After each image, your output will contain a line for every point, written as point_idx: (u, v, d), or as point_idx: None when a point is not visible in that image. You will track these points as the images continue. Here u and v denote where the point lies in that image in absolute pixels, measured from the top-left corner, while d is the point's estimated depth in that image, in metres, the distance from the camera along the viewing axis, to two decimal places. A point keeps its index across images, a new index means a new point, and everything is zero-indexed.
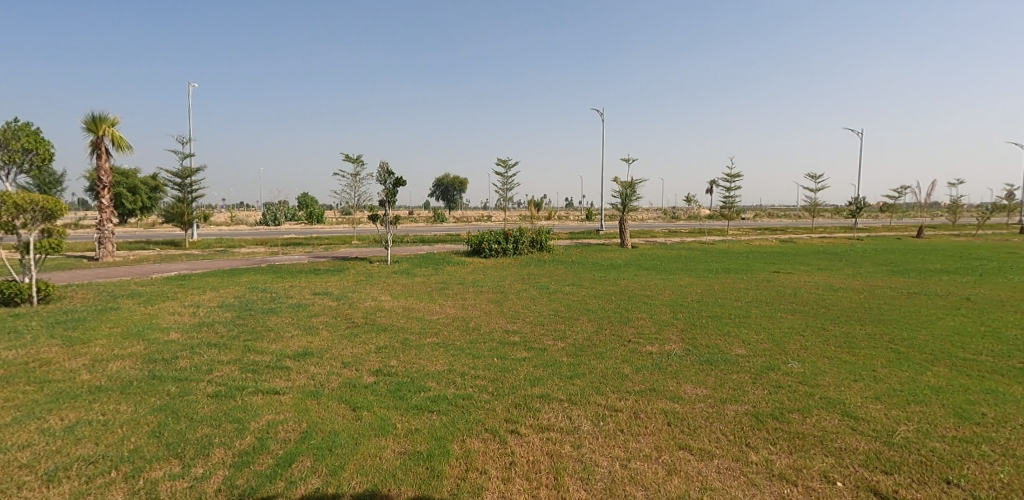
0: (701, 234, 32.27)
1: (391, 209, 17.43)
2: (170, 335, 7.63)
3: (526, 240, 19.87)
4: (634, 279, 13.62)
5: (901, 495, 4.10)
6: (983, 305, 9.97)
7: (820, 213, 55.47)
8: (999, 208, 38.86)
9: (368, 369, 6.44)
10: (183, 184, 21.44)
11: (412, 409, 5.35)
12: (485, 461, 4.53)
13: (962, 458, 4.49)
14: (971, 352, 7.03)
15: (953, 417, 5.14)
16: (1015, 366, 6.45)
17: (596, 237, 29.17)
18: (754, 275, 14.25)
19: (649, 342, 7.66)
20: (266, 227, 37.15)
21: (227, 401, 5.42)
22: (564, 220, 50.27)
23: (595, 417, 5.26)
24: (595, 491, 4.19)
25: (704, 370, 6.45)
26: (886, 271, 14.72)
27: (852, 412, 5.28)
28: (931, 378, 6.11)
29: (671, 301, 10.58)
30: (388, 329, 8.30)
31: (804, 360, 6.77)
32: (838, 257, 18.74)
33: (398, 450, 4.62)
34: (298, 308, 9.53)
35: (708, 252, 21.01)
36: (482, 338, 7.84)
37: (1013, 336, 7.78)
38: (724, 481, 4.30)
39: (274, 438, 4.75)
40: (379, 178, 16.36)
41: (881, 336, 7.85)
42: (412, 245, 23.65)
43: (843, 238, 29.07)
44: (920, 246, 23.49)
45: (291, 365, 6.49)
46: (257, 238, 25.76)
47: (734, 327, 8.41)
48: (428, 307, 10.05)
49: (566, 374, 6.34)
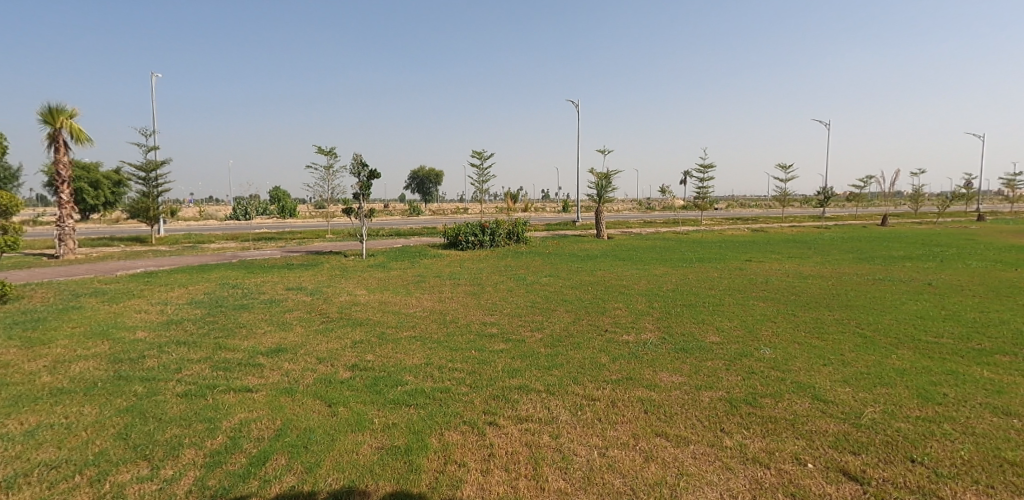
0: (674, 225, 32.54)
1: (366, 202, 17.20)
2: (136, 334, 7.43)
3: (503, 232, 19.79)
4: (611, 269, 13.76)
5: (869, 474, 4.20)
6: (943, 289, 10.30)
7: (790, 204, 56.89)
8: (960, 196, 40.10)
9: (345, 364, 6.36)
10: (148, 178, 20.79)
11: (390, 404, 5.29)
12: (464, 453, 4.52)
13: (926, 437, 4.63)
14: (933, 335, 7.25)
15: (916, 398, 5.30)
16: (974, 348, 6.67)
17: (573, 229, 29.19)
18: (727, 264, 14.47)
19: (626, 331, 7.73)
20: (237, 223, 36.33)
21: (197, 401, 5.29)
22: (542, 212, 50.02)
23: (573, 407, 5.27)
24: (573, 480, 4.20)
25: (679, 358, 6.53)
26: (853, 259, 15.10)
27: (821, 395, 5.40)
28: (896, 361, 6.28)
29: (647, 291, 10.71)
30: (364, 323, 8.20)
31: (776, 346, 6.92)
32: (807, 246, 19.06)
33: (376, 445, 4.58)
34: (271, 304, 9.36)
35: (681, 242, 21.21)
36: (460, 331, 7.82)
37: (974, 319, 8.04)
38: (700, 466, 4.35)
39: (247, 437, 4.66)
40: (353, 170, 16.17)
41: (849, 321, 8.06)
42: (387, 238, 23.50)
43: (811, 227, 29.77)
44: (883, 233, 24.18)
45: (264, 362, 6.35)
46: (227, 234, 25.18)
47: (709, 315, 8.53)
48: (404, 300, 9.97)
49: (544, 364, 6.35)
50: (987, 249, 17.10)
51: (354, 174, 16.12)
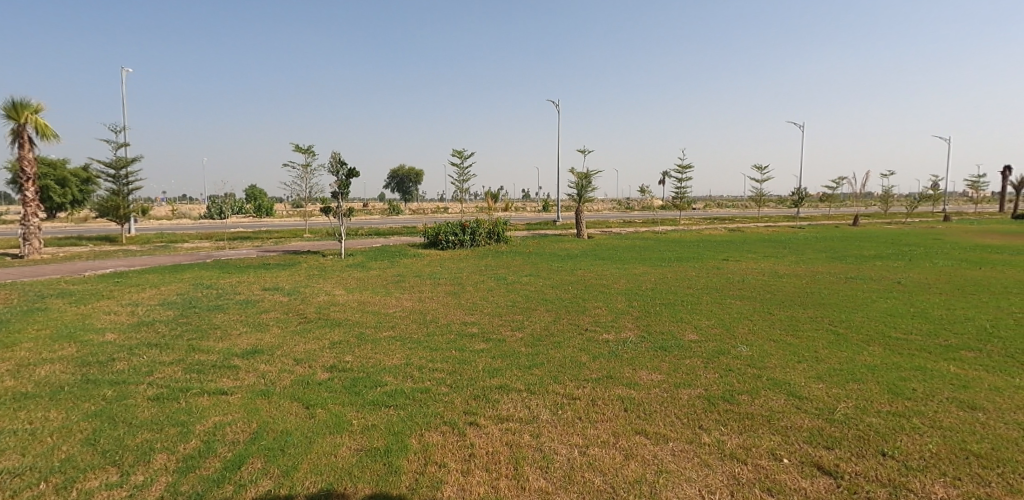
0: (652, 225, 32.77)
1: (344, 201, 17.00)
2: (106, 336, 7.22)
3: (483, 232, 19.73)
4: (591, 268, 13.81)
5: (842, 469, 4.27)
6: (912, 287, 10.55)
7: (765, 205, 57.84)
8: (928, 197, 41.10)
9: (322, 365, 6.26)
10: (117, 175, 20.26)
11: (369, 405, 5.22)
12: (444, 454, 4.48)
13: (896, 431, 4.72)
14: (902, 332, 7.42)
15: (887, 393, 5.40)
16: (941, 344, 6.84)
17: (553, 229, 29.25)
18: (705, 263, 14.64)
19: (606, 330, 7.77)
20: (211, 222, 35.59)
21: (170, 404, 5.16)
22: (521, 211, 49.98)
23: (553, 406, 5.27)
24: (554, 479, 4.19)
25: (658, 356, 6.58)
26: (826, 258, 15.36)
27: (796, 391, 5.47)
28: (867, 357, 6.41)
29: (627, 290, 10.78)
30: (343, 323, 8.10)
31: (752, 343, 7.01)
32: (782, 245, 19.37)
33: (355, 447, 4.51)
34: (246, 305, 9.18)
35: (660, 242, 21.40)
36: (440, 330, 7.77)
37: (941, 315, 8.25)
38: (679, 463, 4.37)
39: (221, 440, 4.56)
40: (331, 169, 15.98)
41: (821, 319, 8.19)
42: (366, 238, 23.26)
43: (786, 227, 30.26)
44: (855, 233, 24.66)
45: (239, 364, 6.23)
46: (201, 233, 24.63)
47: (687, 314, 8.61)
48: (384, 300, 9.88)
49: (525, 364, 6.34)
50: (953, 249, 17.58)
51: (332, 172, 15.94)
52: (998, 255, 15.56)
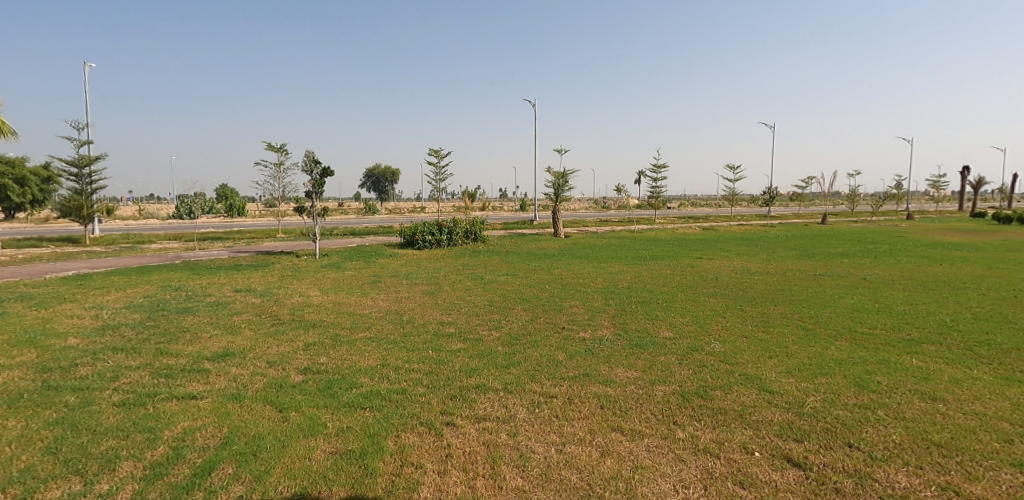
0: (628, 224, 33.05)
1: (319, 200, 16.76)
2: (68, 341, 6.98)
3: (460, 231, 19.66)
4: (567, 267, 13.87)
5: (811, 460, 4.35)
6: (877, 283, 10.85)
7: (737, 204, 58.82)
8: (893, 197, 42.29)
9: (296, 367, 6.16)
10: (80, 175, 19.65)
11: (344, 407, 5.15)
12: (421, 455, 4.44)
13: (862, 423, 4.84)
14: (868, 326, 7.62)
15: (853, 386, 5.54)
16: (904, 338, 7.05)
17: (530, 228, 29.30)
18: (679, 261, 14.82)
19: (582, 328, 7.81)
20: (180, 222, 34.77)
21: (137, 410, 5.02)
22: (498, 211, 49.90)
23: (530, 405, 5.27)
24: (531, 478, 4.19)
25: (634, 353, 6.64)
26: (796, 255, 15.69)
27: (767, 386, 5.57)
28: (835, 351, 6.56)
29: (603, 288, 10.85)
30: (318, 325, 7.99)
31: (725, 339, 7.12)
32: (754, 243, 19.72)
33: (329, 450, 4.44)
34: (217, 307, 8.99)
35: (635, 240, 21.60)
36: (416, 331, 7.71)
37: (904, 310, 8.50)
38: (655, 459, 4.41)
39: (191, 446, 4.45)
40: (305, 168, 15.74)
41: (792, 315, 8.37)
42: (341, 238, 22.97)
43: (758, 225, 30.80)
44: (823, 231, 25.25)
45: (210, 368, 6.10)
46: (170, 233, 24.00)
47: (662, 312, 8.71)
48: (359, 300, 9.77)
49: (502, 362, 6.33)
50: (916, 246, 18.14)
51: (306, 172, 15.71)
52: (958, 252, 16.09)
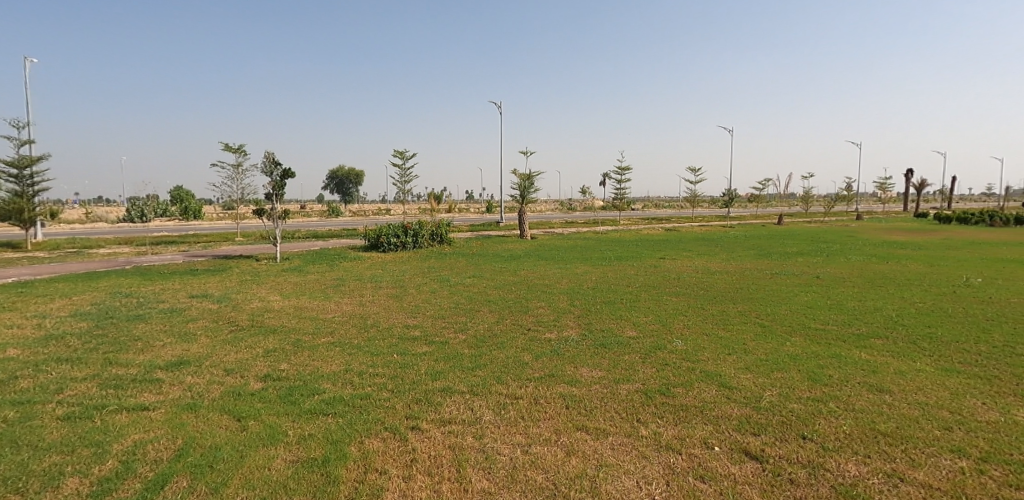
0: (593, 225, 33.39)
1: (279, 203, 16.39)
2: (8, 352, 6.64)
3: (426, 233, 19.51)
4: (533, 268, 13.93)
5: (768, 453, 4.47)
6: (830, 281, 11.25)
7: (698, 205, 60.11)
8: (844, 198, 43.92)
9: (255, 375, 6.00)
10: (21, 176, 18.71)
11: (305, 415, 5.04)
12: (385, 461, 4.39)
13: (815, 415, 5.00)
14: (821, 322, 7.89)
15: (807, 380, 5.72)
16: (855, 333, 7.33)
17: (496, 229, 29.31)
18: (643, 261, 15.06)
19: (548, 329, 7.85)
20: (132, 225, 33.46)
21: (84, 423, 4.81)
22: (463, 212, 49.71)
23: (496, 406, 5.26)
24: (497, 479, 4.18)
25: (599, 353, 6.70)
26: (754, 255, 16.13)
27: (726, 382, 5.71)
28: (790, 347, 6.77)
29: (568, 289, 10.93)
30: (278, 330, 7.80)
31: (687, 337, 7.26)
32: (715, 244, 20.19)
33: (290, 459, 4.34)
34: (171, 314, 8.68)
35: (600, 241, 21.86)
36: (381, 334, 7.62)
37: (854, 306, 8.84)
38: (618, 456, 4.46)
39: (142, 459, 4.29)
40: (264, 169, 15.37)
41: (750, 312, 8.60)
42: (303, 241, 22.50)
43: (718, 226, 31.60)
44: (780, 231, 26.05)
45: (163, 377, 5.89)
46: (121, 237, 23.05)
47: (626, 311, 8.82)
48: (322, 305, 9.58)
49: (468, 365, 6.31)
50: (865, 244, 18.88)
51: (266, 173, 15.34)
52: (904, 250, 16.83)
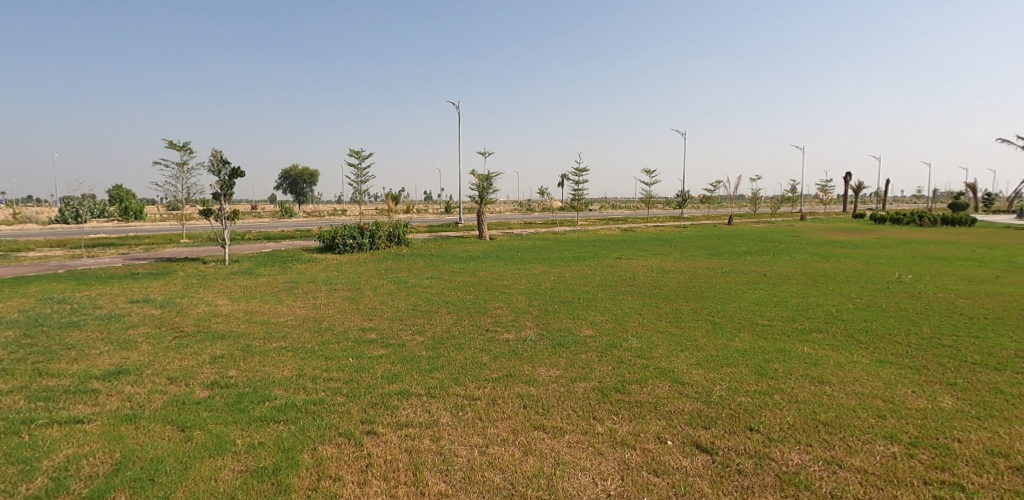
0: (550, 226, 33.63)
1: (228, 203, 15.84)
2: None
3: (382, 234, 19.22)
4: (491, 269, 13.93)
5: (718, 445, 4.60)
6: (777, 279, 11.68)
7: (653, 206, 61.38)
8: (789, 200, 45.70)
9: (201, 382, 5.77)
10: None
11: (255, 422, 4.88)
12: (339, 467, 4.29)
13: (762, 407, 5.17)
14: (767, 318, 8.18)
15: (755, 374, 5.91)
16: (798, 328, 7.63)
17: (454, 230, 29.14)
18: (599, 261, 15.26)
19: (506, 329, 7.85)
20: (67, 227, 31.64)
21: (10, 439, 4.51)
22: (420, 213, 49.21)
23: (453, 408, 5.23)
24: (454, 481, 4.15)
25: (556, 352, 6.74)
26: (706, 254, 16.59)
27: (679, 378, 5.84)
28: (739, 343, 6.99)
29: (526, 289, 10.97)
30: (226, 335, 7.53)
31: (641, 335, 7.40)
32: (668, 244, 20.67)
33: (238, 469, 4.19)
34: (109, 320, 8.26)
35: (557, 242, 22.04)
36: (336, 338, 7.45)
37: (798, 303, 9.20)
38: (574, 454, 4.50)
39: (76, 475, 4.06)
40: (212, 168, 14.83)
41: (702, 310, 8.83)
42: (254, 242, 21.81)
43: (671, 226, 32.36)
44: (729, 231, 26.88)
45: (100, 387, 5.59)
46: (53, 240, 21.80)
47: (583, 311, 8.92)
48: (274, 308, 9.31)
49: (425, 367, 6.24)
50: (808, 244, 19.70)
51: (213, 172, 14.80)
52: (844, 249, 17.63)
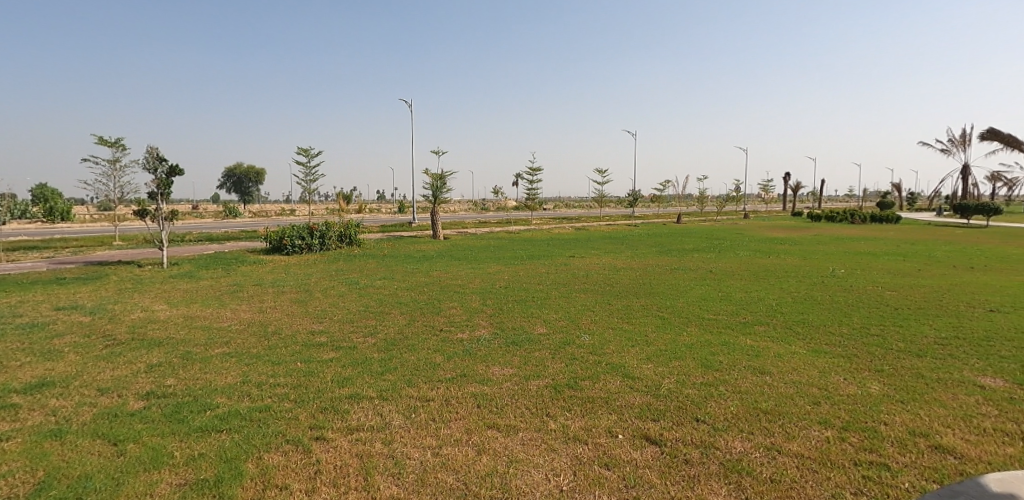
0: (504, 225, 33.65)
1: (166, 203, 15.09)
2: None
3: (333, 234, 18.76)
4: (445, 269, 13.81)
5: (666, 437, 4.69)
6: (723, 274, 12.05)
7: (604, 205, 62.31)
8: (734, 199, 47.29)
9: (136, 393, 5.46)
10: None
11: (195, 433, 4.65)
12: (286, 475, 4.14)
13: (708, 398, 5.31)
14: (714, 313, 8.42)
15: (702, 367, 6.07)
16: (742, 321, 7.88)
17: (407, 230, 28.74)
18: (553, 260, 15.34)
19: (460, 329, 7.79)
20: None
21: None
22: (372, 213, 48.30)
23: (406, 410, 5.13)
24: (406, 484, 4.07)
25: (510, 351, 6.73)
26: (656, 252, 16.96)
27: (630, 373, 5.92)
28: (687, 337, 7.16)
29: (480, 288, 10.91)
30: (164, 342, 7.16)
31: (593, 332, 7.48)
32: (620, 241, 21.01)
33: (176, 482, 3.99)
34: (32, 329, 7.71)
35: (511, 241, 22.07)
36: (283, 342, 7.20)
37: (742, 297, 9.51)
38: (528, 451, 4.50)
39: None
40: (148, 166, 14.10)
41: (652, 306, 9.01)
42: (195, 244, 20.89)
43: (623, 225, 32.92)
44: (678, 229, 27.57)
45: (20, 402, 5.20)
46: None
47: (537, 309, 8.94)
48: (216, 313, 8.92)
49: (376, 369, 6.11)
50: (752, 241, 20.44)
51: (150, 170, 14.08)
52: (785, 245, 18.36)
